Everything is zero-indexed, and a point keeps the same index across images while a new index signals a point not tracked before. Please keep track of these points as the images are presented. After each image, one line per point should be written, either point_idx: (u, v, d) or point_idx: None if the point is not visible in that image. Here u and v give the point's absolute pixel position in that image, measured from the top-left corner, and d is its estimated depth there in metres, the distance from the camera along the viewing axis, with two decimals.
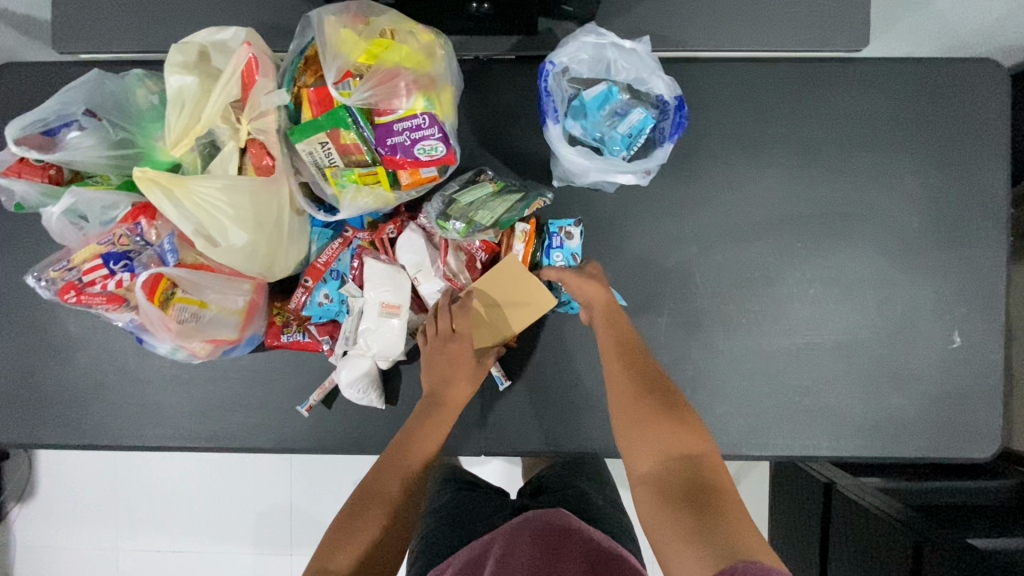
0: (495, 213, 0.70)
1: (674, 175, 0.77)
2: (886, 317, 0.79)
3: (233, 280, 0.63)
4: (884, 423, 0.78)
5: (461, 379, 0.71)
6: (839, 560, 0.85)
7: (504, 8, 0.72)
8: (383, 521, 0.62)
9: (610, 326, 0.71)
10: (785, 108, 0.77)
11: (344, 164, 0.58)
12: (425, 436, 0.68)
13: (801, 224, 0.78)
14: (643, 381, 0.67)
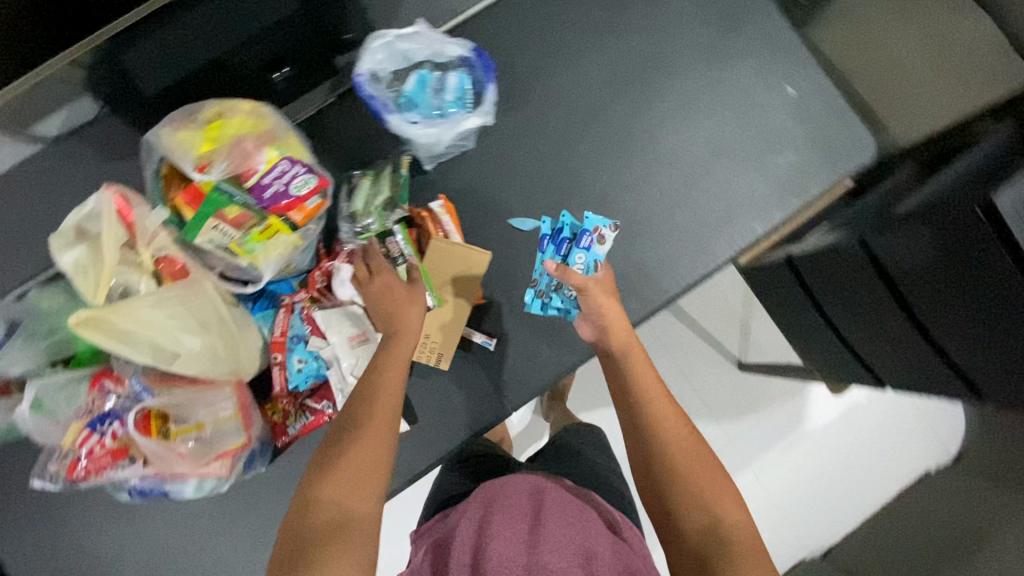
0: (388, 194, 0.81)
1: (511, 107, 0.88)
2: (733, 107, 0.90)
3: (214, 390, 0.66)
4: (786, 182, 0.89)
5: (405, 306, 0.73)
6: (830, 305, 0.90)
7: (303, 67, 0.83)
8: (360, 458, 0.58)
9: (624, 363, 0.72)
10: (557, 10, 0.90)
11: (241, 233, 0.64)
12: (391, 382, 0.66)
13: (627, 83, 0.90)
14: (660, 405, 0.67)
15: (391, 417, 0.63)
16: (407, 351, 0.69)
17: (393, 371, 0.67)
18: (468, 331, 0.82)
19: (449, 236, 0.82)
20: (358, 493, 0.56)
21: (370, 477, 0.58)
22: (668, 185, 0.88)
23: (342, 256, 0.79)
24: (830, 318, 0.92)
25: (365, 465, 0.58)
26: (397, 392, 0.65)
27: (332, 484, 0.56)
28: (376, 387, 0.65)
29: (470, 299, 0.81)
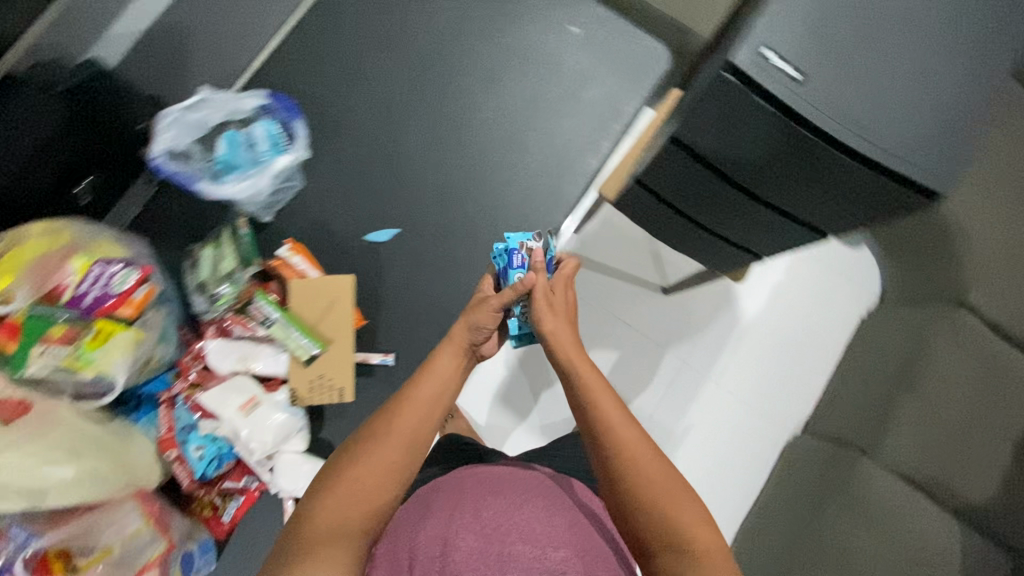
0: (230, 259, 0.98)
1: (344, 165, 1.06)
2: (516, 97, 1.10)
3: (117, 510, 0.84)
4: (577, 141, 1.09)
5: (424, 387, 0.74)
6: (695, 210, 0.93)
7: (195, 223, 1.07)
8: (346, 516, 0.63)
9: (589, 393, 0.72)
10: (349, 72, 1.08)
11: (71, 346, 0.83)
12: (416, 402, 0.72)
13: (427, 107, 1.08)
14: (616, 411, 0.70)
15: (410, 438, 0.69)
16: (445, 371, 0.75)
17: (422, 389, 0.73)
18: (364, 354, 1.00)
19: (309, 274, 1.00)
20: (362, 507, 0.64)
21: (378, 490, 0.65)
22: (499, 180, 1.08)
23: (213, 331, 0.98)
24: (683, 209, 0.95)
25: (372, 480, 0.65)
26: (422, 411, 0.72)
27: (339, 496, 0.64)
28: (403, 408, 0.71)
29: (350, 324, 0.98)
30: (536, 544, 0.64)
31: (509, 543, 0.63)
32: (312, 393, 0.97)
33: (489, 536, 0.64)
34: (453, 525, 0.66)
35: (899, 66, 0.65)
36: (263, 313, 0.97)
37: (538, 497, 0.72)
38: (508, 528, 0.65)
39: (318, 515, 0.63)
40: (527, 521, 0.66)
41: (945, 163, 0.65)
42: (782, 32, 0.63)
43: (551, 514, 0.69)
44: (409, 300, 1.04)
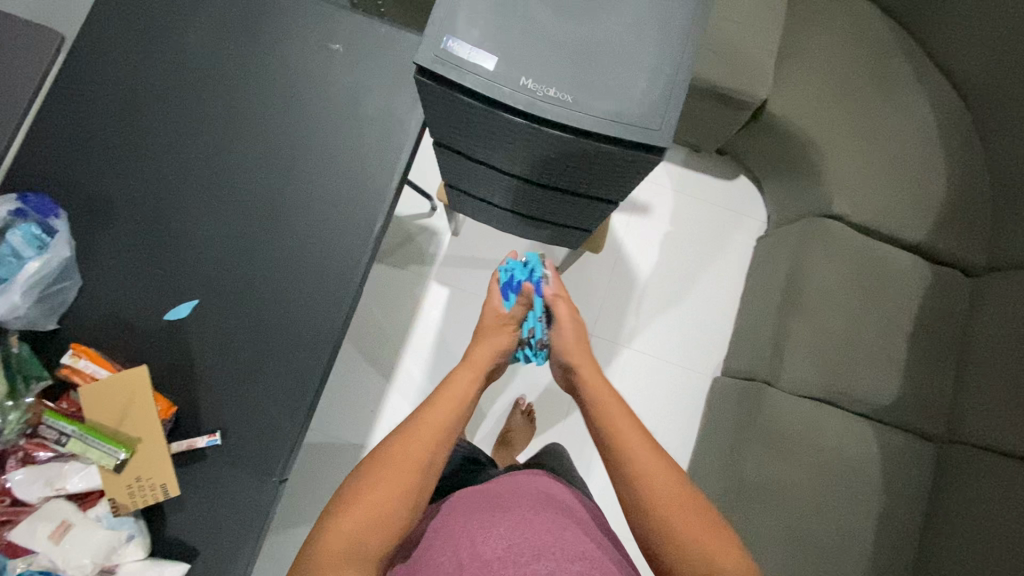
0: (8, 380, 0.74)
1: (101, 223, 0.84)
2: (296, 91, 0.89)
3: None
4: (385, 126, 0.89)
5: (446, 403, 0.75)
6: (542, 212, 0.93)
7: None
8: (355, 533, 0.62)
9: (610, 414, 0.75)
10: (90, 112, 0.87)
11: None
12: (435, 419, 0.72)
13: (193, 132, 0.87)
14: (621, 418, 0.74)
15: (432, 455, 0.70)
16: (462, 390, 0.77)
17: (446, 404, 0.74)
18: (186, 441, 0.80)
19: (101, 375, 0.77)
20: (377, 529, 0.63)
21: (393, 510, 0.64)
22: (293, 201, 0.87)
23: (13, 464, 0.74)
24: (537, 216, 0.96)
25: (390, 497, 0.65)
26: (443, 426, 0.72)
27: (353, 518, 0.63)
28: (428, 414, 0.73)
29: (158, 419, 0.76)
30: (551, 559, 0.60)
31: (522, 563, 0.59)
32: (134, 504, 0.75)
33: (501, 559, 0.59)
34: (465, 549, 0.62)
35: (601, 20, 0.58)
36: (56, 433, 0.74)
37: (546, 513, 0.69)
38: (521, 546, 0.61)
39: (330, 538, 0.61)
40: (539, 540, 0.63)
41: (661, 116, 0.57)
42: (464, 15, 0.57)
43: (561, 532, 0.66)
44: (207, 367, 0.82)
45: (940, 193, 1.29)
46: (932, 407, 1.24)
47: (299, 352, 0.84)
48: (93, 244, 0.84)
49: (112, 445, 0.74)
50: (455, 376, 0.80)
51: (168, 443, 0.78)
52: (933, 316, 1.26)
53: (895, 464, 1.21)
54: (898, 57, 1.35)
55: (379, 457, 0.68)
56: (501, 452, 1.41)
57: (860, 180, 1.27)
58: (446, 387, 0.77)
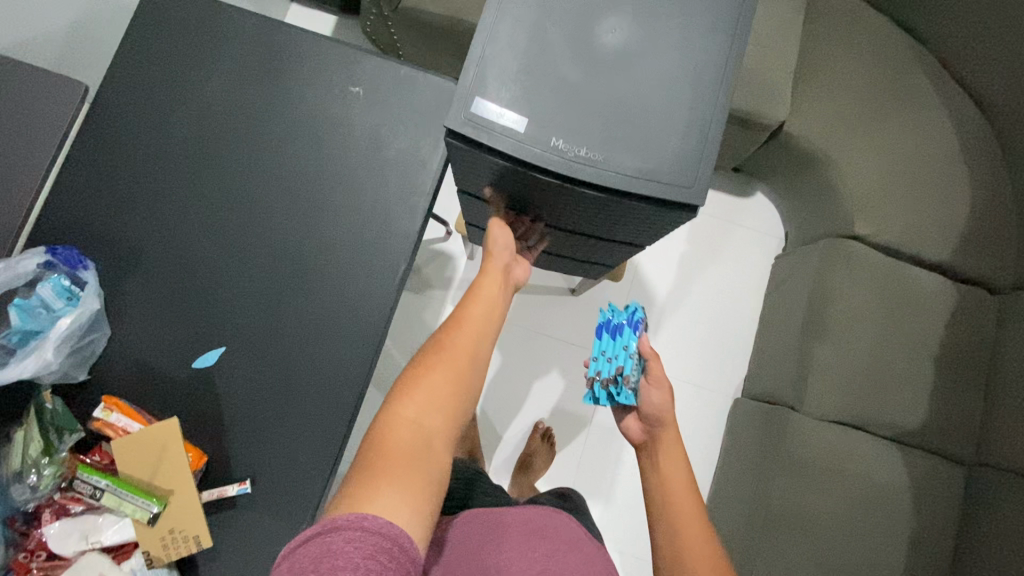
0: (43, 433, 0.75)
1: (130, 273, 0.85)
2: (318, 135, 0.89)
3: None
4: (407, 168, 0.89)
5: (487, 303, 0.72)
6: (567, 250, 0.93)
7: None
8: (424, 413, 0.61)
9: (675, 487, 0.68)
10: (115, 163, 0.88)
11: None
12: (475, 313, 0.71)
13: (217, 180, 0.88)
14: (681, 508, 0.66)
15: (477, 346, 0.68)
16: (496, 288, 0.75)
17: (485, 297, 0.73)
18: (218, 490, 0.80)
19: (133, 428, 0.78)
20: (440, 409, 0.62)
21: (455, 396, 0.64)
22: (317, 245, 0.87)
23: (48, 518, 0.75)
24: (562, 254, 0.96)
25: (447, 385, 0.63)
26: (483, 322, 0.71)
27: (414, 402, 0.61)
28: (472, 308, 0.71)
29: (190, 470, 0.76)
30: None
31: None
32: (167, 557, 0.76)
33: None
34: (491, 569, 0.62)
35: (630, 81, 0.61)
36: (90, 488, 0.74)
37: (572, 543, 0.69)
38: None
39: (401, 418, 0.60)
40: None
41: (694, 173, 0.60)
42: (495, 79, 0.59)
43: (584, 572, 0.64)
44: (235, 414, 0.83)
45: (964, 211, 1.28)
46: (962, 430, 1.22)
47: (326, 397, 0.84)
48: (121, 295, 0.84)
49: (144, 498, 0.75)
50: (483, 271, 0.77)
51: (200, 494, 0.78)
52: (959, 336, 1.25)
53: (925, 489, 1.19)
54: (918, 74, 1.33)
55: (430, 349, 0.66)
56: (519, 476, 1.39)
57: (881, 200, 1.26)
58: (477, 283, 0.75)
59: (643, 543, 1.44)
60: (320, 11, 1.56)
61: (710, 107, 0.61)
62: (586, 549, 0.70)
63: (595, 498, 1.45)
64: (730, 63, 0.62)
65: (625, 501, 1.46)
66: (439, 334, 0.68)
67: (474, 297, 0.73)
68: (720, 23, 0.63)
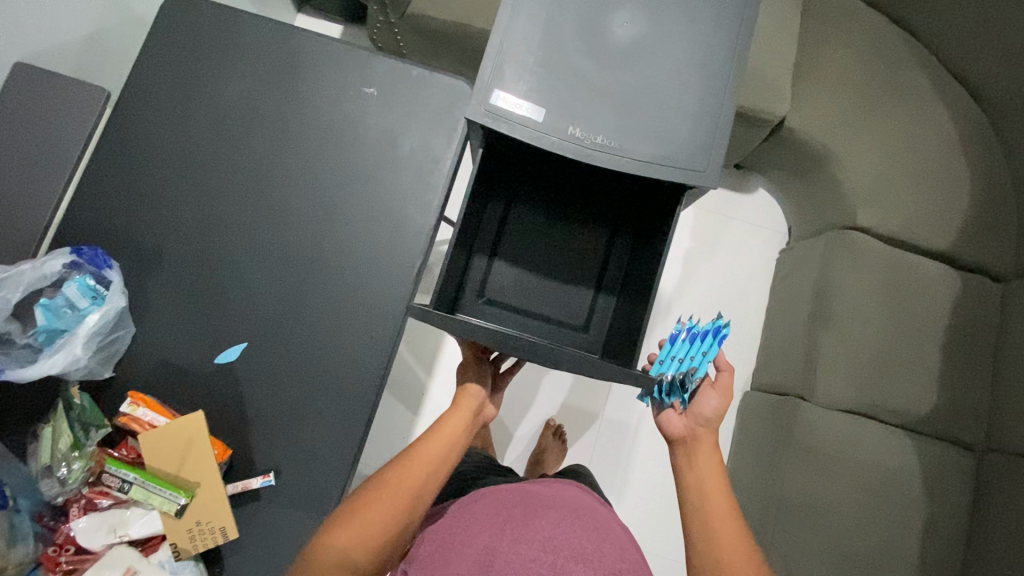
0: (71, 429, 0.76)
1: (152, 271, 0.87)
2: (334, 135, 0.91)
3: None
4: (421, 165, 0.92)
5: (441, 445, 0.78)
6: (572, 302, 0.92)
7: None
8: (350, 544, 0.65)
9: (710, 479, 0.73)
10: (137, 165, 0.90)
11: None
12: (430, 453, 0.76)
13: (235, 180, 0.90)
14: (716, 509, 0.70)
15: (422, 486, 0.73)
16: (458, 428, 0.81)
17: (441, 438, 0.79)
18: (241, 483, 0.81)
19: (159, 422, 0.79)
20: (367, 544, 0.66)
21: (387, 531, 0.68)
22: (334, 242, 0.89)
23: (76, 512, 0.75)
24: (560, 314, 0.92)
25: (381, 522, 0.68)
26: (436, 464, 0.76)
27: (347, 533, 0.66)
28: (425, 448, 0.77)
29: (215, 463, 0.78)
30: (587, 561, 0.62)
31: (562, 557, 0.61)
32: (195, 548, 0.77)
33: (542, 548, 0.62)
34: (507, 536, 0.64)
35: (642, 71, 0.64)
36: (118, 481, 0.76)
37: (581, 516, 0.71)
38: (560, 542, 0.63)
39: (330, 545, 0.65)
40: (579, 540, 0.65)
41: (706, 157, 0.62)
42: (512, 71, 0.62)
43: (595, 541, 0.67)
44: (257, 408, 0.84)
45: (965, 202, 1.30)
46: (970, 416, 1.23)
47: (346, 390, 0.86)
48: (145, 293, 0.86)
49: (172, 491, 0.76)
50: (447, 416, 0.83)
51: (225, 486, 0.80)
52: (963, 325, 1.26)
53: (936, 475, 1.20)
54: (915, 70, 1.36)
55: (377, 482, 0.72)
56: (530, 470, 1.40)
57: (881, 192, 1.28)
58: (437, 426, 0.80)
59: (656, 538, 1.45)
60: (326, 19, 1.59)
61: (717, 96, 0.64)
62: (595, 522, 0.72)
63: (607, 494, 1.46)
64: (737, 53, 0.64)
65: (637, 496, 1.47)
66: (391, 467, 0.74)
67: (429, 438, 0.78)
68: (726, 15, 0.66)
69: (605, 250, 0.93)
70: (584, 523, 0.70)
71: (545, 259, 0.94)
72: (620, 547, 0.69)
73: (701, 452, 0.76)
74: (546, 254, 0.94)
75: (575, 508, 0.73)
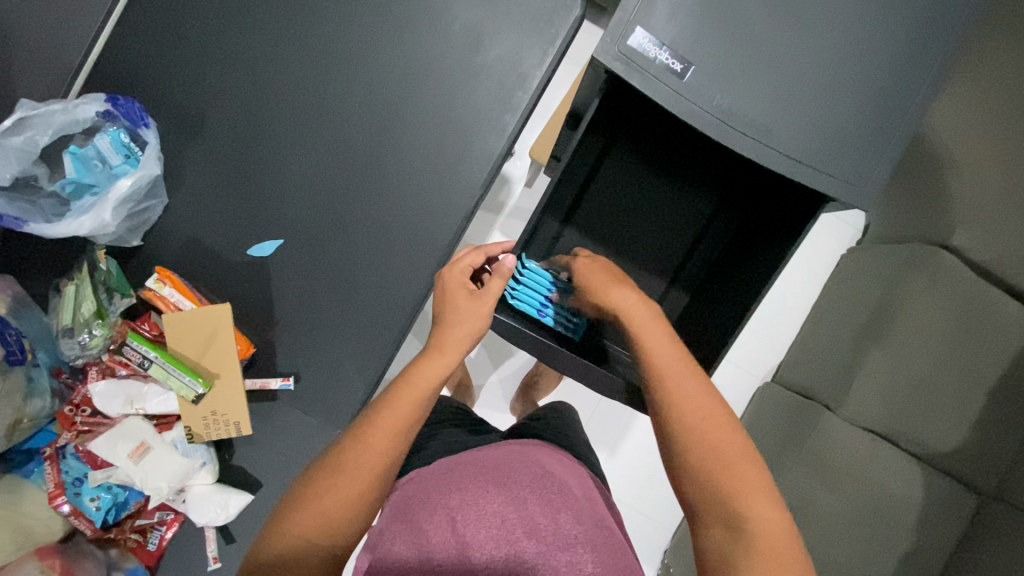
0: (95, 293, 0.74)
1: (190, 137, 0.79)
2: (412, 21, 0.78)
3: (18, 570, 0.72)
4: (505, 80, 0.79)
5: (413, 403, 0.60)
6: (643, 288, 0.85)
7: None
8: (301, 525, 0.53)
9: (646, 337, 0.61)
10: (184, 8, 0.78)
11: None
12: (391, 419, 0.58)
13: (293, 52, 0.78)
14: (668, 369, 0.58)
15: (390, 455, 0.57)
16: (435, 375, 0.62)
17: (415, 389, 0.61)
18: (261, 381, 0.79)
19: (184, 306, 0.77)
20: (325, 528, 0.53)
21: (346, 503, 0.54)
22: (392, 147, 0.79)
23: (94, 375, 0.76)
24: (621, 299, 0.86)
25: (342, 502, 0.54)
26: (401, 427, 0.58)
27: (301, 518, 0.53)
28: (388, 404, 0.59)
29: (237, 360, 0.76)
30: (543, 541, 0.58)
31: (517, 541, 0.57)
32: (208, 435, 0.77)
33: (499, 535, 0.58)
34: (461, 521, 0.59)
35: (814, 42, 0.55)
36: (139, 357, 0.74)
37: (546, 485, 0.65)
38: (514, 522, 0.58)
39: (278, 535, 0.53)
40: (535, 514, 0.60)
41: (850, 165, 0.58)
42: (664, 7, 0.54)
43: (561, 511, 0.61)
44: (285, 307, 0.80)
45: None
46: None
47: (378, 313, 0.81)
48: (181, 162, 0.78)
49: (191, 378, 0.75)
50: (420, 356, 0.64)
51: (244, 381, 0.78)
52: None
53: (948, 519, 1.10)
54: None
55: (365, 423, 0.58)
56: (520, 403, 1.26)
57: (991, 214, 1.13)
58: (411, 371, 0.63)
59: None
60: None
61: (881, 91, 0.57)
62: (564, 488, 0.66)
63: (599, 447, 1.28)
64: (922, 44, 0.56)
65: (630, 458, 1.27)
66: (378, 402, 0.60)
67: (393, 395, 0.60)
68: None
69: (695, 234, 0.81)
70: (551, 493, 0.64)
71: (621, 232, 0.83)
72: (592, 516, 0.64)
73: (635, 308, 0.63)
74: (627, 224, 0.83)
75: (534, 475, 0.67)
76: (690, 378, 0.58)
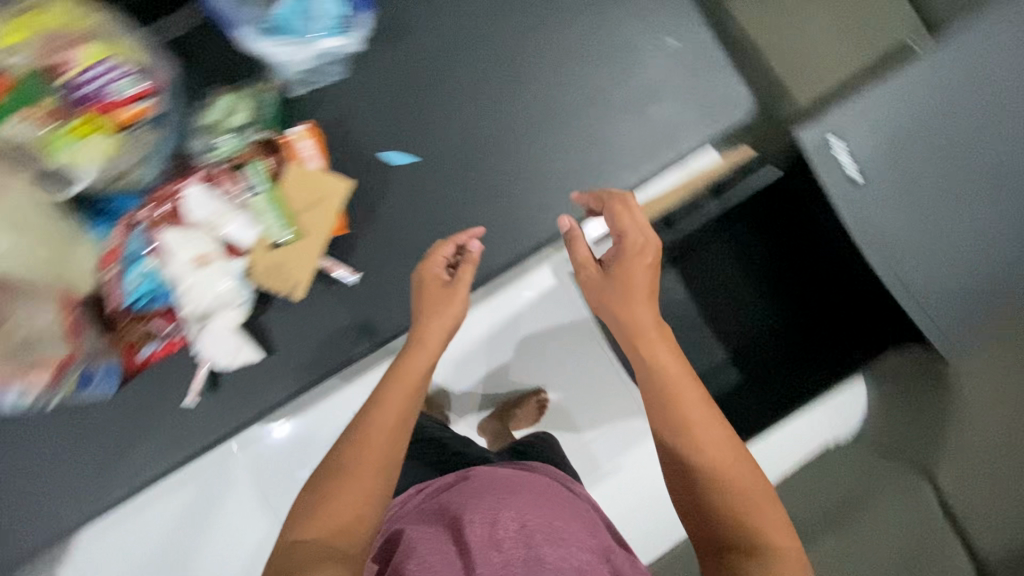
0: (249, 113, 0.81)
1: (388, 42, 0.86)
2: (611, 53, 0.87)
3: (40, 300, 0.68)
4: (661, 135, 0.87)
5: (401, 384, 0.69)
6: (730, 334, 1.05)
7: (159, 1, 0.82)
8: (341, 510, 0.61)
9: (673, 399, 0.63)
10: None
11: (30, 121, 0.68)
12: (391, 406, 0.67)
13: (508, 24, 0.87)
14: (692, 434, 0.61)
15: (390, 437, 0.66)
16: (422, 360, 0.71)
17: (406, 371, 0.70)
18: (327, 263, 0.80)
19: (311, 161, 0.82)
20: (366, 506, 0.62)
21: (372, 479, 0.63)
22: (543, 138, 0.86)
23: (200, 177, 0.79)
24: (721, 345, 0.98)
25: (368, 482, 0.62)
26: (400, 409, 0.68)
27: (325, 517, 0.60)
28: (383, 397, 0.69)
29: (328, 230, 0.80)
30: (561, 548, 0.62)
31: (536, 544, 0.62)
32: (265, 284, 0.79)
33: (516, 535, 0.63)
34: (479, 527, 0.64)
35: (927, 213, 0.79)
36: (249, 183, 0.79)
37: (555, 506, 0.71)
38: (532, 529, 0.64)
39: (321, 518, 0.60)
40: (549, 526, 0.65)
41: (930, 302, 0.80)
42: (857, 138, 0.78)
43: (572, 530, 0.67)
44: (383, 216, 0.84)
45: None
46: None
47: None
48: (367, 57, 0.85)
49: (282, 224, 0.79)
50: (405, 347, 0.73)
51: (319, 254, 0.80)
52: None
53: None
54: None
55: (367, 413, 0.68)
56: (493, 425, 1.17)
57: None
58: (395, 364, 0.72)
59: None
60: None
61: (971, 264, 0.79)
62: (572, 514, 0.71)
63: None
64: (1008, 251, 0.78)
65: None
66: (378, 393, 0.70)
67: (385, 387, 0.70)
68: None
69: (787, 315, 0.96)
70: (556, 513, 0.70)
71: None
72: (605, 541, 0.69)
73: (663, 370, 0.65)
74: None
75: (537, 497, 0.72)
76: (718, 441, 0.61)
